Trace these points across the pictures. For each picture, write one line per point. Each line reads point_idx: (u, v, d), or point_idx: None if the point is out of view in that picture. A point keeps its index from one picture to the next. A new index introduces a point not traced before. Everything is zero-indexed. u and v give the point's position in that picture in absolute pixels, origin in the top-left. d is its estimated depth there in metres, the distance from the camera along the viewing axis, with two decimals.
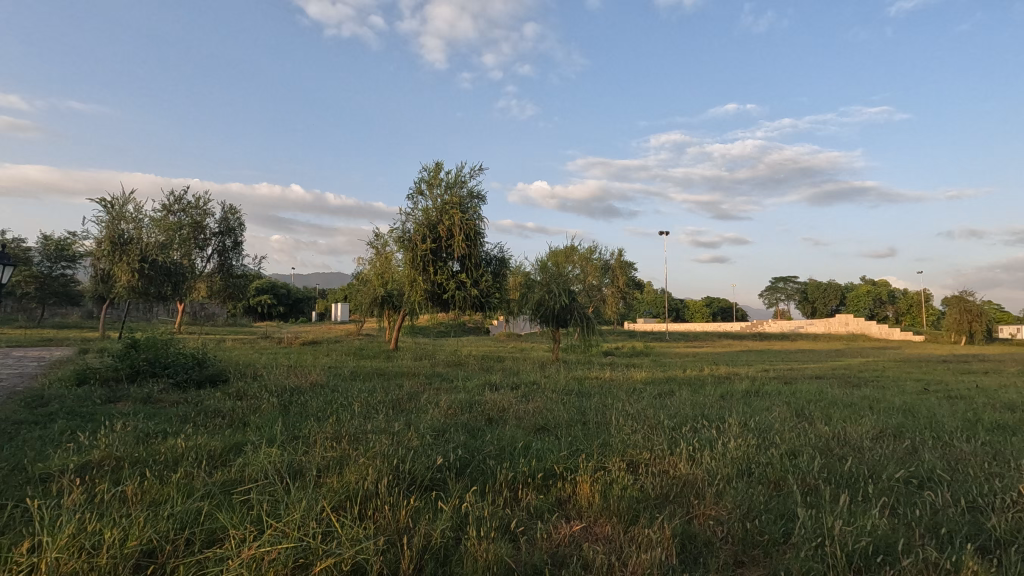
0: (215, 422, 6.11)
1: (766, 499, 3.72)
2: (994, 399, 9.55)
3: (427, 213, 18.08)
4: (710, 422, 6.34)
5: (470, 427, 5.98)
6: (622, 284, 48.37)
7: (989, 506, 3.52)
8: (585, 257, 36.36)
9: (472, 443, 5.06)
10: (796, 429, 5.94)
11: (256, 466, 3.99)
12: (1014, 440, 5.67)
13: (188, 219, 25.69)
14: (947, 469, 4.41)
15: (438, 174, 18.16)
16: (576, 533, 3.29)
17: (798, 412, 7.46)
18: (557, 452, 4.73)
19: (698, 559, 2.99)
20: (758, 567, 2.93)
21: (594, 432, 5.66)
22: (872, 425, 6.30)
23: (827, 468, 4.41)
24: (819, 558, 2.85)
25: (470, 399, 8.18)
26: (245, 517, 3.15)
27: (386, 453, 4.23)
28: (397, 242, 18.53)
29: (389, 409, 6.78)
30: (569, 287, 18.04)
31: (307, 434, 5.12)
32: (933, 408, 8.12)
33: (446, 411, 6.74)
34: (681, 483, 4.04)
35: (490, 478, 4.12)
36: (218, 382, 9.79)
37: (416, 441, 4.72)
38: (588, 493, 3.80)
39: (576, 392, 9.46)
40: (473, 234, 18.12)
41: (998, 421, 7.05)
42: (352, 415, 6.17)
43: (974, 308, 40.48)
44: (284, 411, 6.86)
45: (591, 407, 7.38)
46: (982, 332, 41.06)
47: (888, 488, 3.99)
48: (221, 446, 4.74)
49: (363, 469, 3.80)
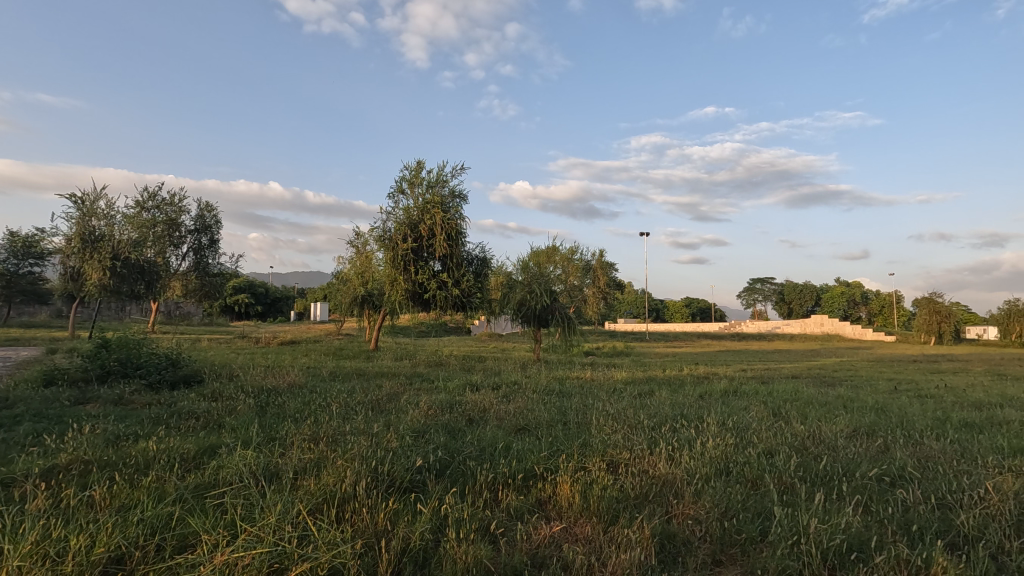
0: (189, 423, 6.00)
1: (742, 498, 3.76)
2: (966, 398, 9.77)
3: (408, 213, 17.97)
4: (689, 422, 6.40)
5: (450, 427, 5.99)
6: (603, 284, 48.69)
7: (958, 503, 3.62)
8: (567, 258, 36.66)
9: (452, 444, 5.02)
10: (772, 429, 6.02)
11: (230, 469, 3.91)
12: (982, 439, 5.81)
13: (163, 216, 25.12)
14: (917, 466, 4.52)
15: (420, 174, 18.07)
16: (556, 534, 3.29)
17: (774, 412, 7.56)
18: (537, 453, 4.72)
19: (677, 559, 3.01)
20: (735, 565, 2.96)
21: (575, 432, 5.68)
22: (846, 424, 6.39)
23: (802, 467, 4.48)
24: (794, 556, 2.88)
25: (450, 399, 8.18)
26: (219, 521, 3.08)
27: (365, 455, 4.18)
28: (377, 241, 18.37)
29: (368, 410, 6.75)
30: (551, 287, 18.07)
31: (284, 435, 5.05)
32: (904, 407, 8.31)
33: (427, 411, 6.74)
34: (660, 483, 4.06)
35: (471, 479, 4.11)
36: (193, 383, 9.63)
37: (395, 441, 4.67)
38: (568, 493, 3.80)
39: (557, 392, 9.50)
40: (454, 234, 18.02)
41: (966, 420, 7.22)
42: (330, 416, 6.14)
43: (943, 309, 41.70)
44: (261, 412, 6.76)
45: (571, 407, 7.41)
46: (950, 333, 42.32)
47: (862, 485, 4.06)
48: (194, 449, 4.64)
49: (340, 471, 3.74)
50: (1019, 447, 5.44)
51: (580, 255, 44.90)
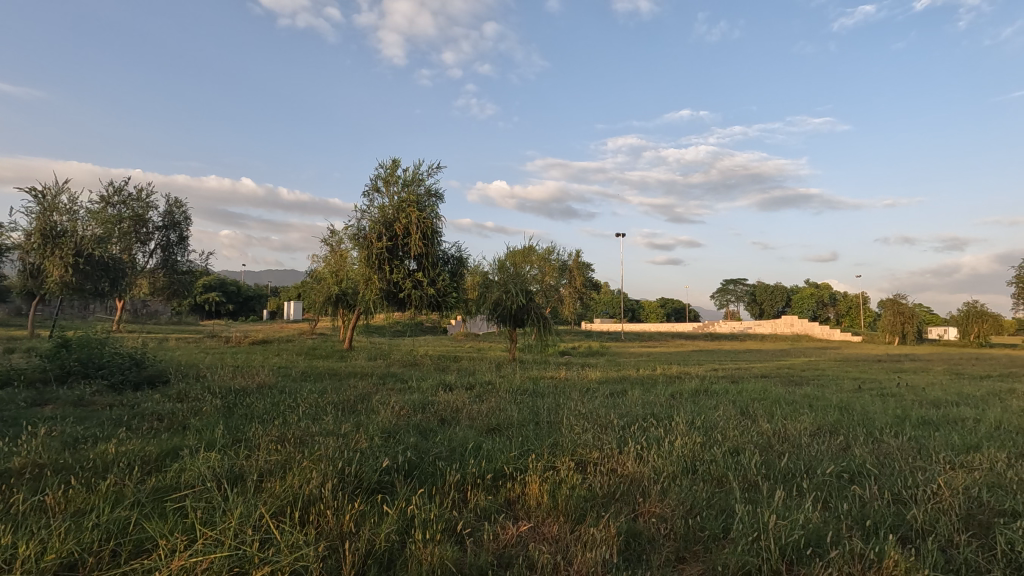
0: (151, 425, 5.82)
1: (707, 495, 3.84)
2: (925, 397, 10.10)
3: (383, 211, 17.82)
4: (659, 421, 6.49)
5: (422, 427, 5.96)
6: (580, 284, 48.97)
7: (912, 498, 3.74)
8: (544, 258, 36.85)
9: (422, 445, 5.00)
10: (740, 427, 6.12)
11: (192, 472, 3.82)
12: (938, 435, 6.02)
13: (129, 212, 24.38)
14: (875, 463, 4.66)
15: (395, 172, 17.94)
16: (523, 533, 3.29)
17: (742, 411, 7.71)
18: (507, 452, 4.72)
19: (642, 556, 3.05)
20: (698, 561, 3.01)
21: (545, 431, 5.70)
22: (810, 422, 6.57)
23: (766, 464, 4.58)
24: (754, 551, 2.95)
25: (423, 399, 8.15)
26: (177, 526, 3.01)
27: (332, 456, 4.13)
28: (351, 240, 18.15)
29: (339, 411, 6.65)
30: (526, 287, 18.09)
31: (250, 436, 4.95)
32: (867, 405, 8.56)
33: (398, 412, 6.69)
34: (628, 481, 4.11)
35: (439, 479, 4.10)
36: (158, 383, 9.40)
37: (364, 442, 4.63)
38: (536, 493, 3.82)
39: (530, 391, 9.52)
40: (430, 233, 17.91)
41: (924, 417, 7.49)
42: (299, 417, 6.02)
43: (907, 310, 43.10)
44: (228, 412, 6.64)
45: (543, 407, 7.43)
46: (913, 333, 43.74)
47: (822, 482, 4.17)
48: (156, 450, 4.53)
49: (306, 473, 3.69)
50: (971, 444, 5.65)
51: (557, 255, 45.10)
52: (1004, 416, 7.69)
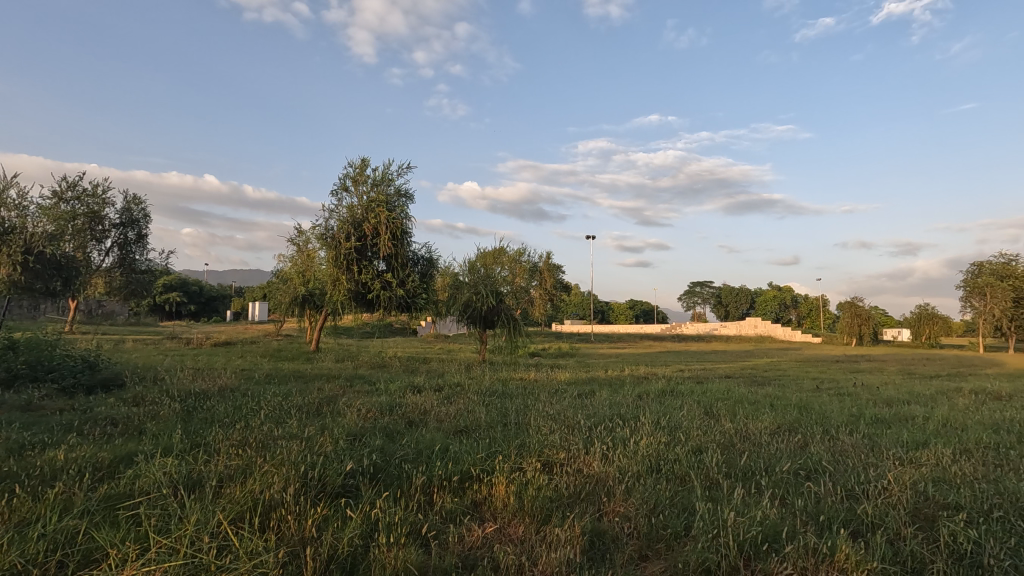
0: (104, 430, 5.61)
1: (670, 494, 3.92)
2: (880, 396, 10.50)
3: (352, 210, 17.60)
4: (626, 421, 6.58)
5: (388, 429, 5.89)
6: (550, 285, 49.29)
7: (865, 494, 3.89)
8: (515, 260, 36.96)
9: (388, 448, 4.95)
10: (703, 427, 6.26)
11: (147, 478, 3.69)
12: (889, 433, 6.29)
13: (84, 208, 23.44)
14: (831, 460, 4.83)
15: (365, 171, 17.74)
16: (489, 535, 3.30)
17: (707, 411, 7.88)
18: (474, 454, 4.72)
19: (606, 555, 3.08)
20: (660, 559, 3.06)
21: (513, 433, 5.73)
22: (770, 421, 6.77)
23: (727, 463, 4.70)
24: (713, 548, 3.02)
25: (391, 401, 8.05)
26: (130, 534, 2.91)
27: (295, 459, 4.05)
28: (319, 239, 17.86)
29: (303, 414, 6.51)
30: (496, 288, 18.09)
31: (210, 441, 4.81)
32: (825, 405, 8.85)
33: (365, 414, 6.61)
34: (594, 481, 4.16)
35: (405, 482, 4.07)
36: (112, 387, 9.04)
37: (328, 445, 4.55)
38: (503, 494, 3.83)
39: (500, 393, 9.52)
40: (400, 234, 17.76)
41: (877, 416, 7.79)
42: (261, 421, 5.88)
43: (864, 313, 44.80)
44: (187, 416, 6.45)
45: (512, 408, 7.46)
46: (870, 335, 45.44)
47: (780, 479, 4.30)
48: (108, 457, 4.36)
49: (267, 478, 3.61)
50: (920, 441, 5.91)
51: (528, 257, 45.27)
52: (951, 414, 8.06)
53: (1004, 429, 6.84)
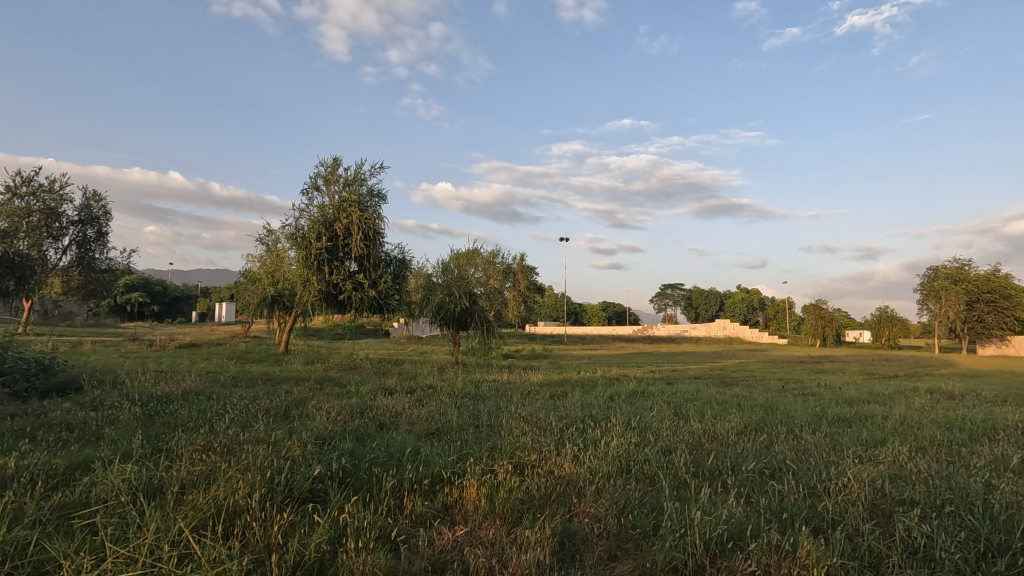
0: (59, 436, 5.38)
1: (639, 494, 3.97)
2: (842, 396, 10.84)
3: (323, 210, 17.34)
4: (597, 422, 6.63)
5: (359, 433, 5.82)
6: (524, 287, 49.43)
7: (826, 491, 4.01)
8: (489, 262, 36.94)
9: (358, 451, 4.89)
10: (673, 427, 6.36)
11: (105, 485, 3.56)
12: (850, 431, 6.49)
13: (40, 204, 22.52)
14: (795, 459, 4.96)
15: (337, 171, 17.51)
16: (459, 538, 3.28)
17: (675, 412, 8.01)
18: (445, 457, 4.70)
19: (576, 556, 3.11)
20: (629, 559, 3.09)
21: (485, 435, 5.72)
22: (737, 421, 6.92)
23: (696, 463, 4.78)
24: (681, 546, 3.06)
25: (361, 404, 7.94)
26: (85, 544, 2.81)
27: (261, 464, 3.96)
28: (289, 239, 17.53)
29: (271, 417, 6.38)
30: (470, 290, 18.05)
31: (173, 446, 4.66)
32: (789, 405, 9.09)
33: (335, 418, 6.50)
34: (564, 483, 4.18)
35: (375, 486, 4.02)
36: (68, 391, 8.69)
37: (296, 450, 4.46)
38: (474, 497, 3.81)
39: (472, 395, 9.49)
40: (372, 234, 17.56)
41: (839, 415, 8.04)
42: (227, 425, 5.73)
43: (827, 315, 46.19)
44: (148, 421, 6.24)
45: (484, 410, 7.44)
46: (832, 337, 46.88)
47: (745, 478, 4.39)
48: (63, 464, 4.19)
49: (232, 484, 3.51)
50: (879, 439, 6.13)
51: (502, 258, 45.31)
52: (907, 413, 8.38)
53: (957, 427, 7.15)
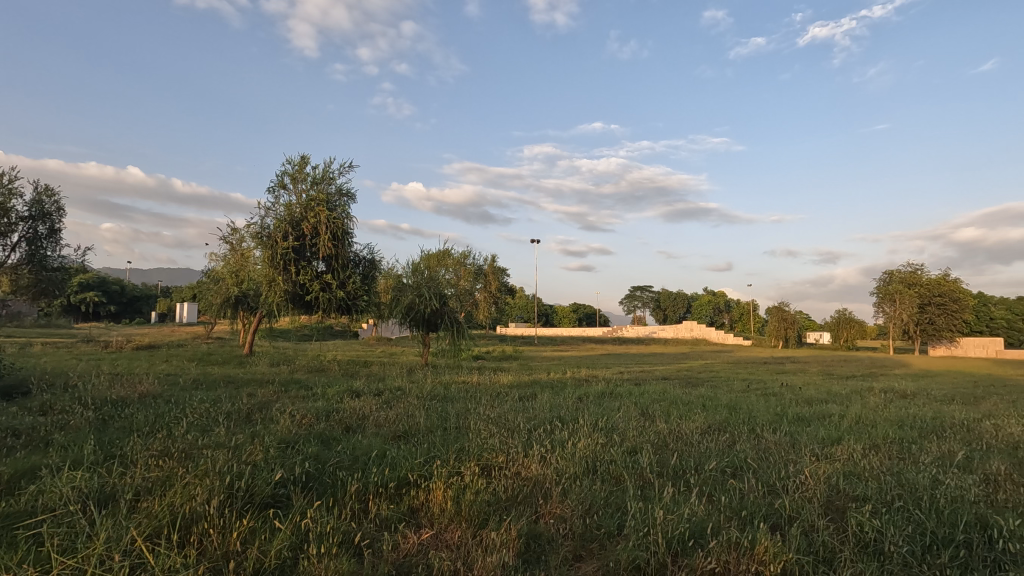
0: (4, 442, 5.13)
1: (605, 494, 4.01)
2: (803, 396, 11.19)
3: (290, 209, 17.02)
4: (565, 423, 6.67)
5: (325, 436, 5.73)
6: (495, 288, 49.43)
7: (784, 488, 4.13)
8: (460, 263, 36.84)
9: (323, 454, 4.82)
10: (638, 428, 6.47)
11: (53, 493, 3.42)
12: (808, 430, 6.70)
13: None
14: (755, 457, 5.10)
15: (304, 169, 17.20)
16: (424, 541, 3.27)
17: (642, 412, 8.16)
18: (412, 459, 4.67)
19: (541, 557, 3.12)
20: (593, 559, 3.12)
21: (452, 437, 5.71)
22: (701, 421, 7.07)
23: (660, 463, 4.87)
24: (644, 545, 3.11)
25: (328, 406, 7.83)
26: (29, 556, 2.69)
27: (220, 469, 3.85)
28: (253, 238, 17.12)
29: (232, 421, 6.21)
30: (440, 291, 17.95)
31: (128, 451, 4.50)
32: (752, 405, 9.33)
33: (300, 421, 6.39)
34: (531, 484, 4.21)
35: (340, 490, 3.96)
36: (16, 396, 8.28)
37: (258, 454, 4.35)
38: (440, 499, 3.79)
39: (442, 397, 9.44)
40: (340, 234, 17.29)
41: (799, 414, 8.30)
42: (186, 429, 5.56)
43: (789, 317, 47.63)
44: (102, 426, 6.00)
45: (453, 412, 7.40)
46: (794, 338, 48.34)
47: (707, 477, 4.48)
48: (8, 472, 4.00)
49: (189, 490, 3.40)
50: (835, 437, 6.35)
51: (473, 259, 45.22)
52: (862, 412, 8.72)
53: (908, 425, 7.45)
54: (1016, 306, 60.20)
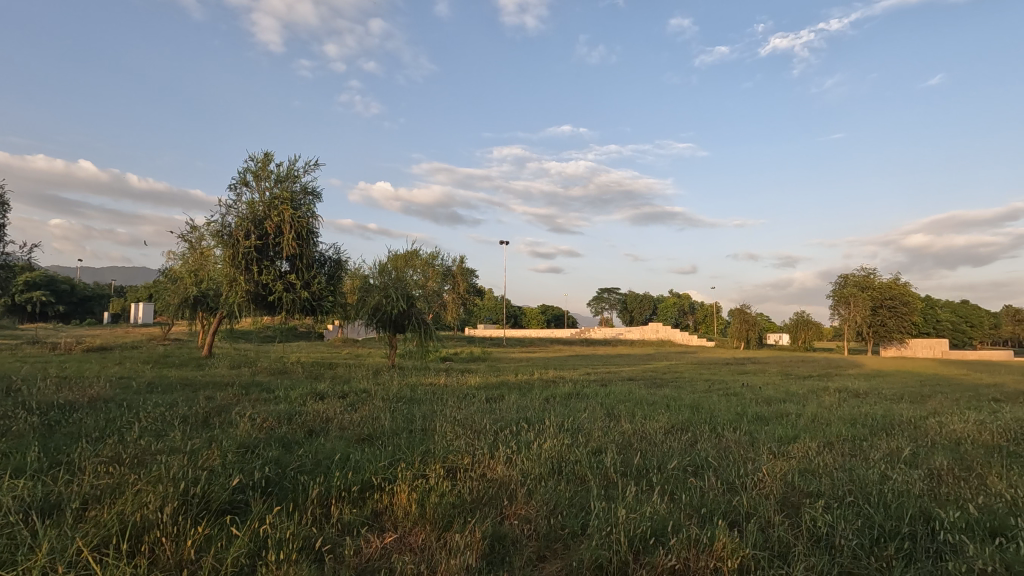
0: None
1: (570, 494, 4.05)
2: (763, 395, 11.52)
3: (252, 207, 16.60)
4: (531, 424, 6.72)
5: (286, 440, 5.60)
6: (464, 290, 49.24)
7: (743, 486, 4.24)
8: (428, 263, 36.58)
9: (284, 458, 4.72)
10: (604, 428, 6.55)
11: None
12: (767, 429, 6.91)
13: None
14: (716, 456, 5.22)
15: (267, 166, 16.81)
16: (388, 545, 3.23)
17: (608, 412, 8.27)
18: (376, 462, 4.61)
19: (504, 558, 3.12)
20: (557, 559, 3.14)
21: (418, 439, 5.65)
22: (665, 421, 7.21)
23: (624, 462, 4.93)
24: (606, 545, 3.15)
25: (290, 409, 7.67)
26: None
27: (175, 475, 3.72)
28: (213, 237, 16.61)
29: (189, 426, 6.01)
30: (408, 292, 17.79)
31: (75, 457, 4.30)
32: (714, 404, 9.56)
33: (261, 424, 6.23)
34: (497, 485, 4.21)
35: (302, 495, 3.88)
36: None
37: (215, 459, 4.22)
38: (404, 502, 3.76)
39: (408, 399, 9.37)
40: (305, 233, 16.94)
41: (760, 413, 8.55)
42: (139, 434, 5.35)
43: (751, 319, 48.98)
44: (47, 432, 5.71)
45: (419, 414, 7.35)
46: (755, 339, 49.74)
47: (670, 476, 4.57)
48: None
49: (141, 497, 3.28)
50: (792, 435, 6.56)
51: (442, 260, 44.96)
52: (818, 410, 9.03)
53: (860, 423, 7.75)
54: (961, 309, 63.35)
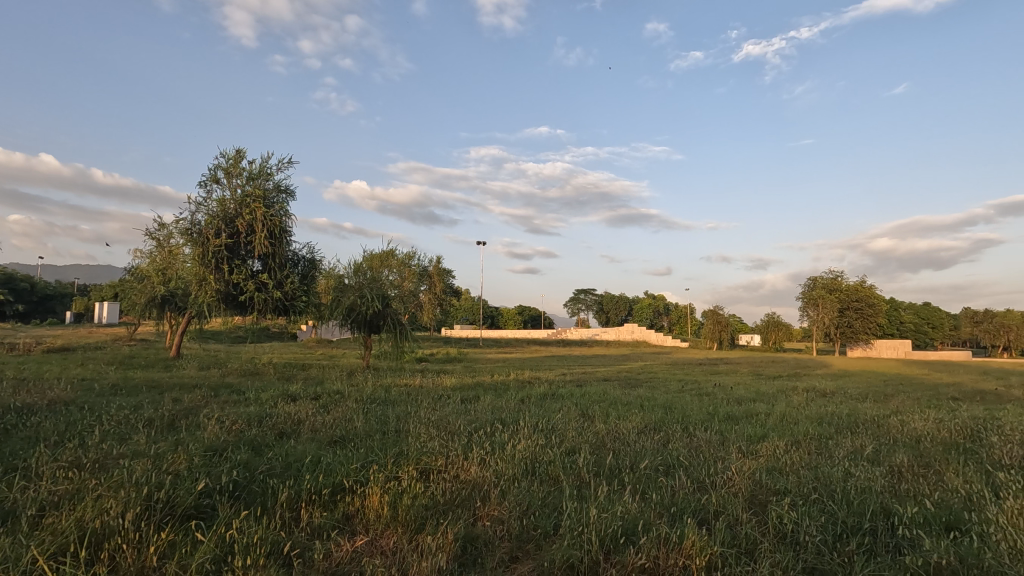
0: None
1: (542, 495, 4.06)
2: (734, 395, 11.75)
3: (223, 205, 16.25)
4: (505, 425, 6.72)
5: (256, 442, 5.50)
6: (440, 290, 49.04)
7: (713, 484, 4.32)
8: (405, 263, 36.29)
9: (253, 462, 4.63)
10: (577, 428, 6.59)
11: None
12: (736, 428, 7.05)
13: None
14: (687, 455, 5.30)
15: (239, 163, 16.48)
16: (359, 548, 3.19)
17: (582, 412, 8.35)
18: (348, 465, 4.56)
19: (477, 560, 3.12)
20: (529, 559, 3.15)
21: (391, 440, 5.61)
22: (638, 420, 7.30)
23: (596, 462, 4.97)
24: (578, 544, 3.17)
25: (261, 411, 7.53)
26: None
27: (137, 480, 3.62)
28: (182, 235, 16.21)
29: (155, 429, 5.86)
30: (383, 292, 17.63)
31: (32, 462, 4.16)
32: (687, 404, 9.71)
33: (230, 427, 6.10)
34: (470, 487, 4.20)
35: (270, 498, 3.81)
36: None
37: (181, 463, 4.12)
38: (376, 505, 3.72)
39: (382, 400, 9.29)
40: (278, 232, 16.65)
41: (729, 412, 8.71)
42: (100, 438, 5.19)
43: (723, 320, 49.87)
44: (3, 436, 5.50)
45: (392, 416, 7.30)
46: (728, 340, 50.68)
47: (641, 475, 4.63)
48: None
49: (101, 503, 3.18)
50: (761, 434, 6.70)
51: (419, 261, 44.74)
52: (786, 409, 9.26)
53: (825, 422, 7.96)
54: (922, 311, 65.62)
